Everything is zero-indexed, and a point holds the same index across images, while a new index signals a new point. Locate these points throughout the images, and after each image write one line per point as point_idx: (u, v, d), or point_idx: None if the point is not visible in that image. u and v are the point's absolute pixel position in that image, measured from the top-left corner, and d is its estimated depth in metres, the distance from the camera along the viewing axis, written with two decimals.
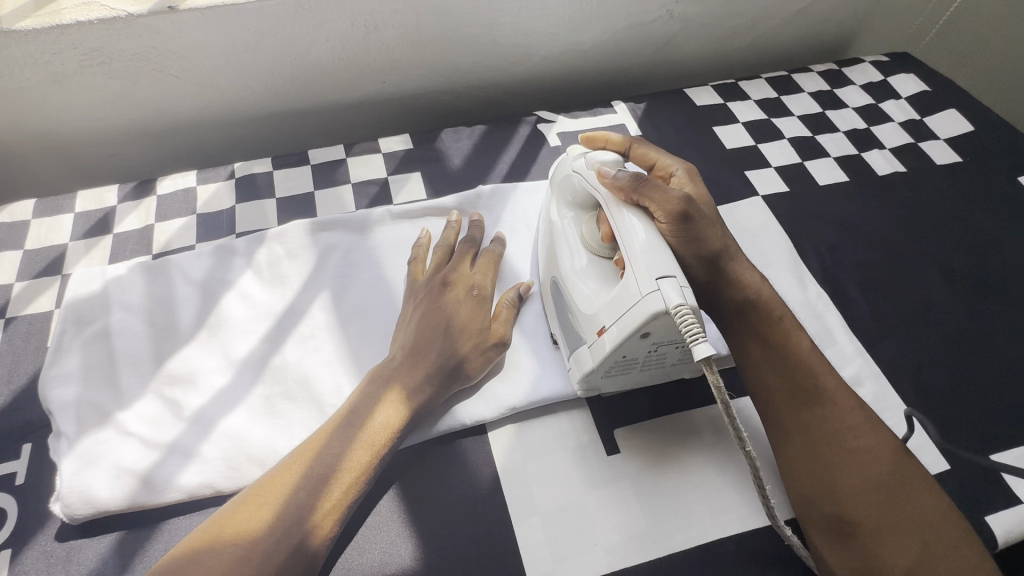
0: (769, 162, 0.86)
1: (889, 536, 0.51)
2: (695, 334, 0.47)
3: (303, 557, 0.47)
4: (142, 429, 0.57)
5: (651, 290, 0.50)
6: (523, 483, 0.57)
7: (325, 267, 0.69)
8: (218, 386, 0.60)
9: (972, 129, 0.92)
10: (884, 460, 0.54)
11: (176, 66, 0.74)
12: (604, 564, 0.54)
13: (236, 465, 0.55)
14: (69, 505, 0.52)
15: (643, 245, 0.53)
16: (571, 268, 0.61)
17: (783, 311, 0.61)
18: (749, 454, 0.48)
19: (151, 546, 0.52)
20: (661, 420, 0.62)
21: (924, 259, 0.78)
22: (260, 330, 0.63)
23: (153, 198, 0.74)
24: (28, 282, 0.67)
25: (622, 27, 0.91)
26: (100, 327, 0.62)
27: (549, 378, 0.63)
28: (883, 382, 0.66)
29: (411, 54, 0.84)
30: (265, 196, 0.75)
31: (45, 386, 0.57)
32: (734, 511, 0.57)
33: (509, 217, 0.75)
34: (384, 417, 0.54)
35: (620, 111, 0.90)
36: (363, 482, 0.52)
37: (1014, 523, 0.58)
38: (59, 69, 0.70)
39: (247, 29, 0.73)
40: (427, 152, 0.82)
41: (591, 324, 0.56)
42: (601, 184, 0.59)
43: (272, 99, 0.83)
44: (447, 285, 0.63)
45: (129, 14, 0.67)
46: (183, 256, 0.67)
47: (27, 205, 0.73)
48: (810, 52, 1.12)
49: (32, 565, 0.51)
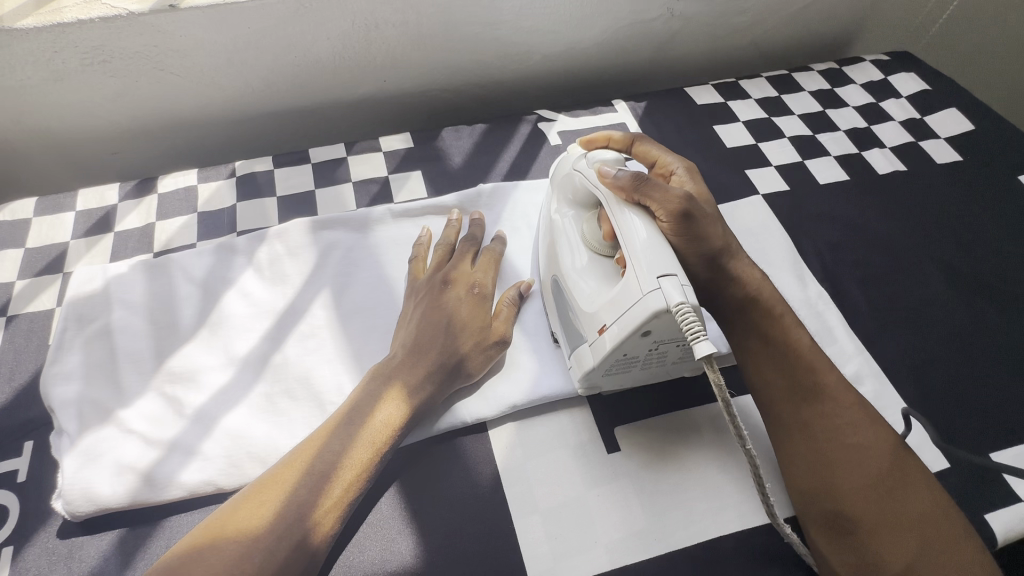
0: (769, 161, 0.86)
1: (888, 533, 0.51)
2: (696, 333, 0.47)
3: (303, 555, 0.47)
4: (143, 427, 0.57)
5: (652, 289, 0.50)
6: (523, 482, 0.58)
7: (325, 265, 0.69)
8: (218, 384, 0.60)
9: (972, 128, 0.92)
10: (883, 457, 0.54)
11: (177, 64, 0.74)
12: (605, 562, 0.54)
13: (236, 462, 0.55)
14: (71, 503, 0.52)
15: (644, 244, 0.53)
16: (572, 267, 0.61)
17: (783, 309, 0.61)
18: (748, 452, 0.48)
19: (152, 544, 0.52)
20: (661, 418, 0.62)
21: (924, 259, 0.78)
22: (261, 329, 0.64)
23: (153, 197, 0.74)
24: (29, 281, 0.67)
25: (622, 26, 0.91)
26: (102, 325, 0.62)
27: (549, 376, 0.63)
28: (882, 381, 0.66)
29: (412, 53, 0.84)
30: (265, 195, 0.75)
31: (47, 384, 0.58)
32: (733, 509, 0.58)
33: (510, 216, 0.75)
34: (385, 415, 0.54)
35: (621, 110, 0.90)
36: (364, 480, 0.52)
37: (1013, 521, 0.58)
38: (60, 67, 0.70)
39: (248, 28, 0.73)
40: (428, 150, 0.82)
41: (592, 323, 0.56)
42: (601, 183, 0.59)
43: (273, 98, 0.83)
44: (447, 283, 0.63)
45: (130, 12, 0.68)
46: (184, 254, 0.67)
47: (27, 204, 0.73)
48: (811, 51, 1.12)
49: (34, 562, 0.51)
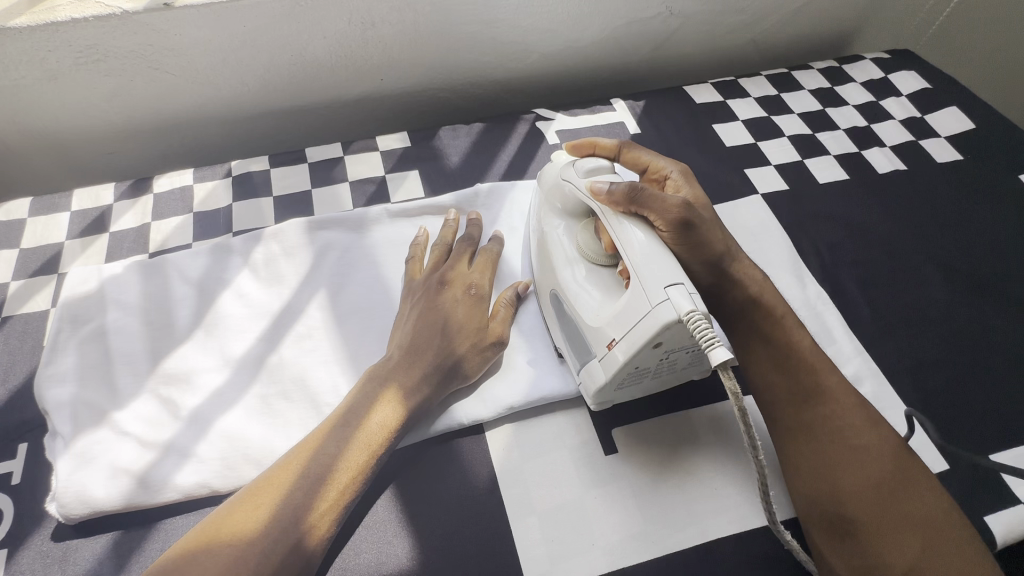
0: (769, 160, 0.86)
1: (889, 536, 0.51)
2: (711, 340, 0.47)
3: (300, 557, 0.47)
4: (138, 428, 0.56)
5: (661, 300, 0.50)
6: (521, 483, 0.57)
7: (322, 266, 0.68)
8: (214, 385, 0.59)
9: (972, 126, 0.92)
10: (884, 459, 0.54)
11: (172, 63, 0.74)
12: (603, 563, 0.54)
13: (232, 465, 0.55)
14: (65, 506, 0.52)
15: (647, 254, 0.53)
16: (573, 279, 0.60)
17: (784, 310, 0.61)
18: (760, 462, 0.48)
19: (148, 547, 0.52)
20: (659, 420, 0.62)
21: (924, 258, 0.77)
22: (257, 330, 0.63)
23: (150, 197, 0.74)
24: (25, 281, 0.67)
25: (621, 24, 0.91)
26: (97, 326, 0.61)
27: (547, 378, 0.62)
28: (882, 381, 0.66)
29: (409, 51, 0.83)
30: (262, 195, 0.75)
31: (42, 385, 0.57)
32: (732, 510, 0.57)
33: (507, 217, 0.74)
34: (380, 417, 0.54)
35: (620, 109, 0.90)
36: (361, 483, 0.52)
37: (1014, 522, 0.57)
38: (55, 67, 0.70)
39: (244, 27, 0.73)
40: (425, 150, 0.81)
41: (600, 337, 0.55)
42: (595, 199, 0.58)
43: (269, 98, 0.82)
44: (444, 284, 0.63)
45: (124, 11, 0.67)
46: (180, 255, 0.67)
47: (23, 204, 0.73)
48: (810, 49, 1.11)
49: (28, 565, 0.51)
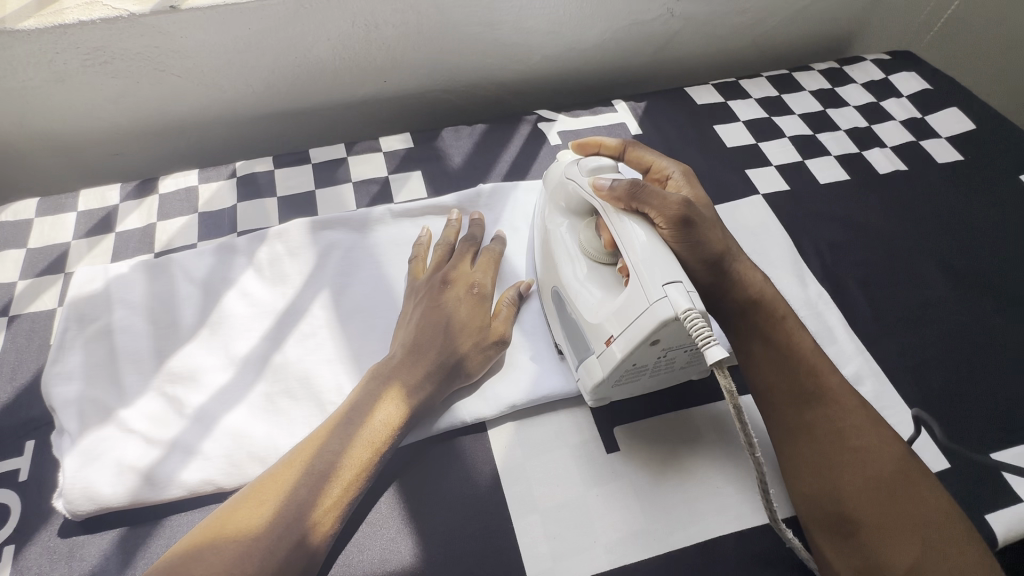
0: (769, 161, 0.86)
1: (889, 535, 0.51)
2: (706, 338, 0.47)
3: (302, 554, 0.47)
4: (144, 426, 0.57)
5: (659, 297, 0.50)
6: (522, 481, 0.58)
7: (325, 266, 0.69)
8: (218, 384, 0.60)
9: (973, 127, 0.92)
10: (885, 459, 0.54)
11: (177, 65, 0.75)
12: (604, 562, 0.54)
13: (237, 462, 0.55)
14: (72, 501, 0.52)
15: (647, 252, 0.53)
16: (574, 277, 0.61)
17: (785, 310, 0.61)
18: (757, 460, 0.48)
19: (152, 543, 0.53)
20: (659, 420, 0.62)
21: (924, 258, 0.78)
22: (261, 328, 0.64)
23: (154, 197, 0.75)
24: (31, 281, 0.68)
25: (622, 26, 0.91)
26: (103, 325, 0.62)
27: (548, 377, 0.63)
28: (883, 380, 0.66)
29: (412, 53, 0.84)
30: (266, 195, 0.75)
31: (48, 384, 0.58)
32: (733, 509, 0.57)
33: (509, 216, 0.75)
34: (384, 414, 0.54)
35: (621, 110, 0.90)
36: (363, 480, 0.52)
37: (1014, 522, 0.58)
38: (61, 69, 0.71)
39: (249, 29, 0.73)
40: (427, 151, 0.82)
41: (598, 334, 0.56)
42: (597, 195, 0.59)
43: (273, 99, 0.83)
44: (447, 283, 0.63)
45: (131, 14, 0.68)
46: (184, 255, 0.67)
47: (29, 205, 0.73)
48: (812, 51, 1.12)
49: (35, 561, 0.51)
